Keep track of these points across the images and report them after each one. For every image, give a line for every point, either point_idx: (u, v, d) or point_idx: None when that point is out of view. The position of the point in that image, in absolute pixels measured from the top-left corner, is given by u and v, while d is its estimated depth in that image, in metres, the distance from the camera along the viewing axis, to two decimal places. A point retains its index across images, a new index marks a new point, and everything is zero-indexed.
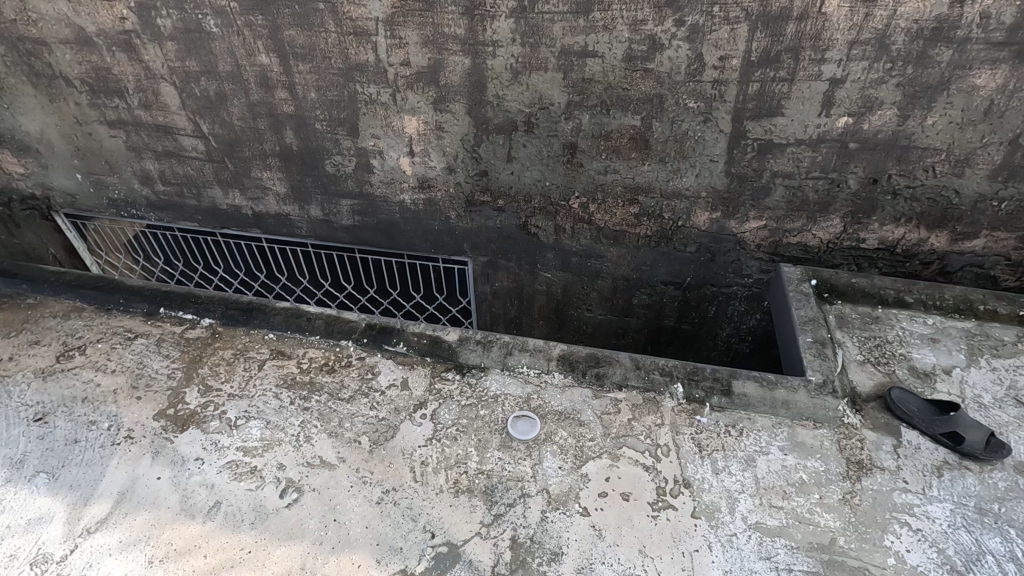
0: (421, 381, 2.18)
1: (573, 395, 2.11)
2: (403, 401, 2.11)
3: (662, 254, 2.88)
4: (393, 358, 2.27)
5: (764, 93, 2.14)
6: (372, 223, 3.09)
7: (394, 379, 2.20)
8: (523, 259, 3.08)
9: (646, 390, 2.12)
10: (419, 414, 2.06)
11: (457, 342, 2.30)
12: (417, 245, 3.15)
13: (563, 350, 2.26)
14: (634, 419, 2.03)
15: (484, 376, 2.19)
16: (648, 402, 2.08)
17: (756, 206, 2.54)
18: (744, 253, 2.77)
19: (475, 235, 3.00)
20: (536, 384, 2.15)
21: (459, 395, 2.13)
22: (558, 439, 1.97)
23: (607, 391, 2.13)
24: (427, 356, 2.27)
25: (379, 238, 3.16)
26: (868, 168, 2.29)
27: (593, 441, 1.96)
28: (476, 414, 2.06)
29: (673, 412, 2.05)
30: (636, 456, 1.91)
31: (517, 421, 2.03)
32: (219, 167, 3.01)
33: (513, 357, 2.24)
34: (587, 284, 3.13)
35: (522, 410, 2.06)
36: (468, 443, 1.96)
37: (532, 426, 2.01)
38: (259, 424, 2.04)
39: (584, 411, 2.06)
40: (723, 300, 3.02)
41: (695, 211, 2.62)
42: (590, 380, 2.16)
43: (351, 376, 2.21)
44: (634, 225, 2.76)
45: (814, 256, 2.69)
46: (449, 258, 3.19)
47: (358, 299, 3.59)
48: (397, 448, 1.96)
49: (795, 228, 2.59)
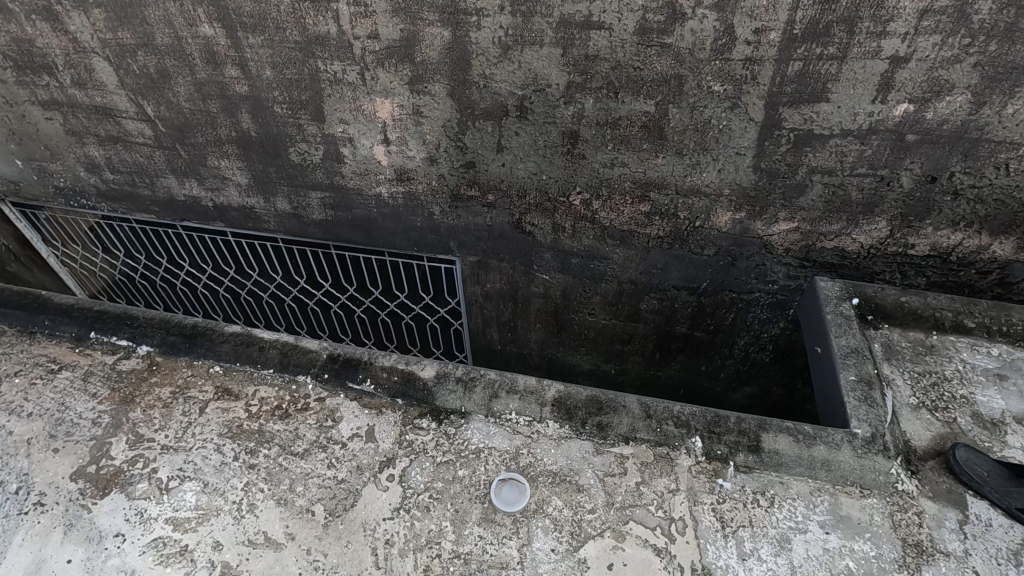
0: (390, 431, 1.83)
1: (569, 450, 1.72)
2: (369, 458, 1.77)
3: (675, 257, 2.48)
4: (358, 399, 1.92)
5: (808, 74, 1.69)
6: (345, 219, 2.68)
7: (359, 425, 1.85)
8: (517, 261, 2.69)
9: (657, 443, 1.70)
10: (387, 476, 1.71)
11: (433, 380, 1.94)
12: (398, 244, 2.75)
13: (558, 391, 1.87)
14: (644, 483, 1.62)
15: (464, 424, 1.83)
16: (660, 461, 1.66)
17: (788, 206, 2.12)
18: (771, 258, 2.37)
19: (461, 233, 2.61)
20: (527, 435, 1.77)
21: (434, 449, 1.77)
22: (551, 513, 1.59)
23: (611, 445, 1.72)
24: (399, 398, 1.91)
25: (355, 235, 2.76)
26: (927, 164, 1.86)
27: (593, 514, 1.57)
28: (453, 476, 1.70)
29: (690, 473, 1.62)
30: (648, 537, 1.51)
31: (501, 489, 1.66)
32: (170, 155, 2.58)
33: (499, 401, 1.86)
34: (588, 288, 2.75)
35: (511, 473, 1.69)
36: (444, 517, 1.61)
37: (520, 500, 1.63)
38: (194, 487, 1.71)
39: (583, 471, 1.67)
40: (743, 307, 2.64)
41: (715, 211, 2.21)
42: (590, 430, 1.76)
43: (307, 423, 1.87)
44: (643, 226, 2.36)
45: (851, 263, 2.29)
46: (433, 258, 2.80)
47: (337, 297, 3.22)
48: (358, 522, 1.62)
49: (832, 232, 2.18)
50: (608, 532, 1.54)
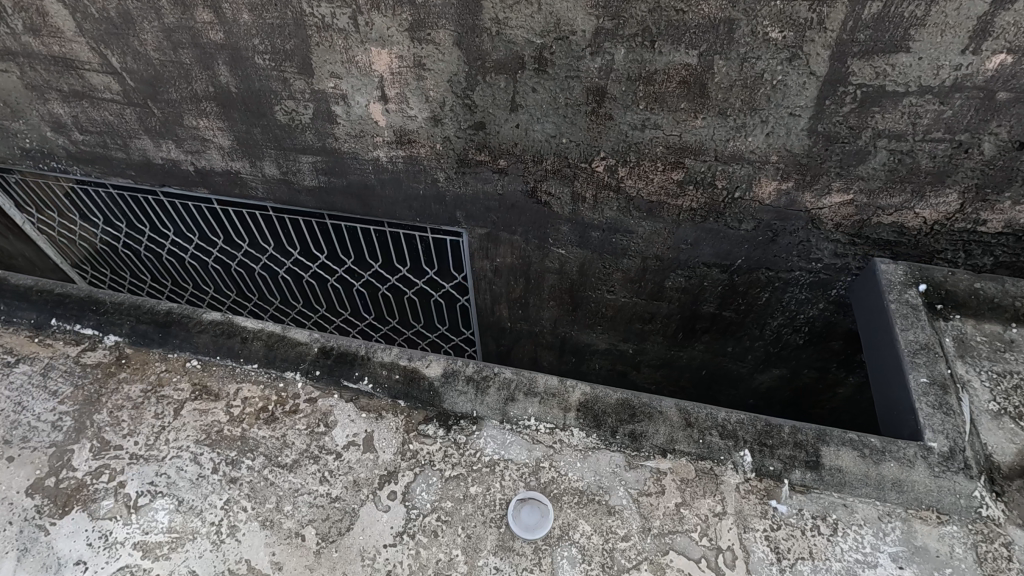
0: (391, 439, 1.46)
1: (597, 464, 1.36)
2: (364, 472, 1.41)
3: (708, 232, 2.07)
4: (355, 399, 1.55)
5: (887, 17, 1.31)
6: (339, 186, 2.29)
7: (356, 430, 1.49)
8: (531, 234, 2.29)
9: (700, 456, 1.34)
10: (382, 492, 1.37)
11: (440, 379, 1.55)
12: (398, 214, 2.36)
13: (583, 395, 1.47)
14: (690, 506, 1.28)
15: (476, 432, 1.46)
16: (700, 478, 1.31)
17: (843, 175, 1.71)
18: (817, 234, 1.96)
19: (468, 205, 2.23)
20: (550, 445, 1.41)
21: (444, 461, 1.41)
22: (578, 542, 1.26)
23: (644, 458, 1.36)
24: (401, 398, 1.54)
25: (353, 204, 2.38)
26: (1017, 127, 1.47)
27: (625, 544, 1.24)
28: (463, 493, 1.35)
29: (738, 493, 1.27)
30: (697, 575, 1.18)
31: (519, 512, 1.30)
32: (142, 113, 2.20)
33: (517, 405, 1.48)
34: (609, 264, 2.36)
35: (534, 492, 1.33)
36: (452, 544, 1.28)
37: (542, 531, 1.27)
38: (168, 504, 1.36)
39: (614, 491, 1.32)
40: (780, 285, 2.23)
41: (760, 180, 1.79)
42: (622, 441, 1.39)
43: (297, 428, 1.50)
44: (675, 196, 1.96)
45: (908, 240, 1.88)
46: (437, 229, 2.42)
47: (334, 270, 2.86)
48: (351, 547, 1.29)
49: (892, 206, 1.77)
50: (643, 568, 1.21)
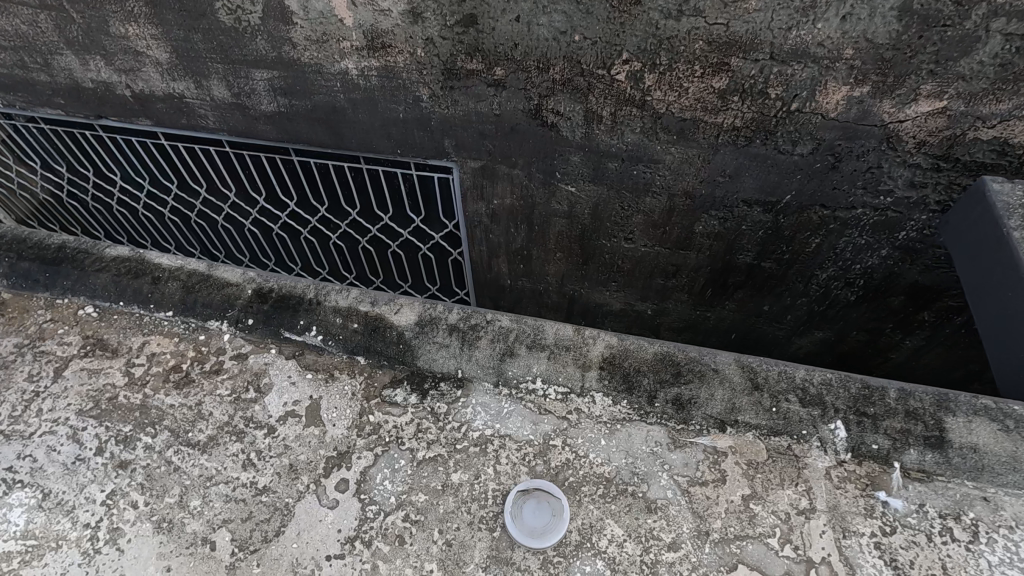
0: (345, 407, 1.18)
1: (630, 443, 1.11)
2: (300, 456, 1.11)
3: (753, 159, 1.40)
4: (304, 354, 1.26)
5: None
6: (306, 111, 1.58)
7: (298, 396, 1.20)
8: (534, 165, 1.61)
9: (773, 431, 1.11)
10: (327, 479, 1.08)
11: (412, 329, 1.26)
12: (378, 147, 1.67)
13: (605, 351, 1.20)
14: (761, 503, 1.03)
15: (461, 397, 1.19)
16: (773, 460, 1.08)
17: (939, 73, 1.10)
18: (892, 156, 1.30)
19: (457, 133, 1.55)
20: (561, 418, 1.15)
21: (417, 437, 1.13)
22: (590, 544, 0.99)
23: (697, 433, 1.12)
24: (361, 354, 1.26)
25: (328, 135, 1.67)
26: None
27: (659, 544, 0.99)
28: (426, 484, 1.07)
29: (829, 481, 1.05)
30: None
31: (522, 509, 1.02)
32: (59, 19, 1.50)
33: (518, 361, 1.21)
34: (629, 204, 1.66)
35: (542, 484, 1.05)
36: (422, 549, 1.00)
37: (549, 537, 0.99)
38: (29, 498, 1.08)
39: (654, 480, 1.06)
40: (835, 232, 1.57)
41: (824, 84, 1.17)
42: (670, 412, 1.14)
43: (218, 394, 1.21)
44: (713, 112, 1.30)
45: (1012, 163, 1.25)
46: (428, 166, 1.76)
47: (305, 220, 2.23)
48: (290, 540, 1.01)
49: (1003, 115, 1.15)
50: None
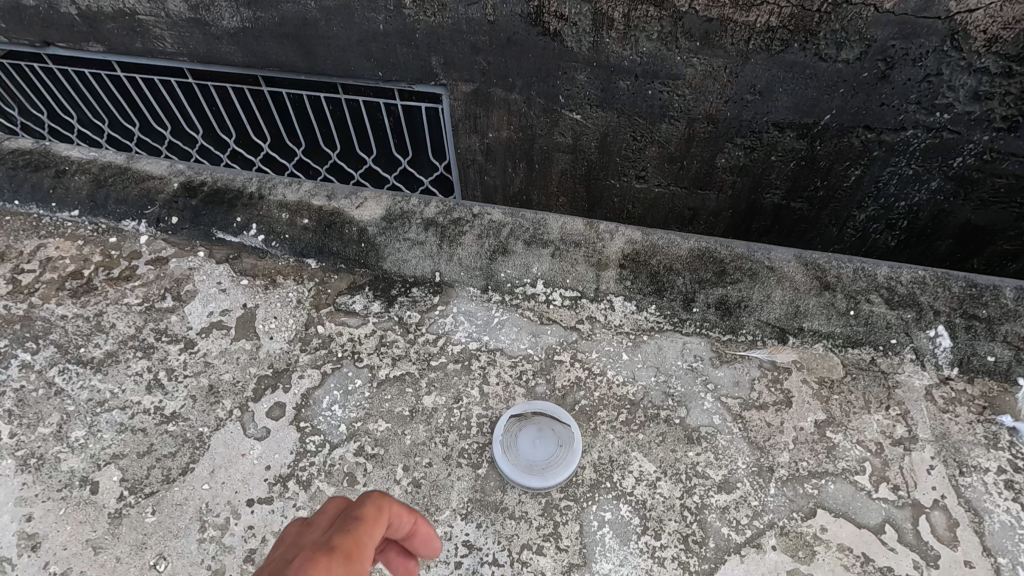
0: (287, 317, 0.91)
1: (662, 358, 0.84)
2: (223, 375, 0.84)
3: (787, 70, 1.07)
4: (240, 258, 0.99)
5: None
6: (269, 24, 1.19)
7: (228, 305, 0.93)
8: (532, 86, 1.22)
9: (852, 342, 0.83)
10: (256, 404, 0.81)
11: (378, 226, 0.98)
12: (357, 71, 1.26)
13: (626, 247, 0.92)
14: (843, 431, 0.76)
15: (438, 305, 0.91)
16: (854, 377, 0.81)
17: None
18: (955, 58, 1.00)
19: (446, 44, 1.16)
20: (571, 330, 0.87)
21: (380, 353, 0.86)
22: (607, 483, 0.72)
23: (749, 346, 0.84)
24: (313, 257, 0.98)
25: (292, 57, 1.26)
26: None
27: (703, 483, 0.72)
28: (388, 409, 0.80)
29: (932, 404, 0.78)
30: (832, 537, 0.67)
31: (516, 438, 0.75)
32: None
33: (512, 262, 0.93)
34: (643, 132, 1.26)
35: (544, 407, 0.77)
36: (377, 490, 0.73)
37: (553, 474, 0.72)
38: None
39: (695, 403, 0.79)
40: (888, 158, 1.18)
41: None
42: (712, 319, 0.86)
43: (124, 303, 0.94)
44: (745, 7, 0.99)
45: None
46: (421, 95, 1.37)
47: (278, 165, 1.75)
48: (199, 480, 0.74)
49: None
50: (752, 529, 0.68)
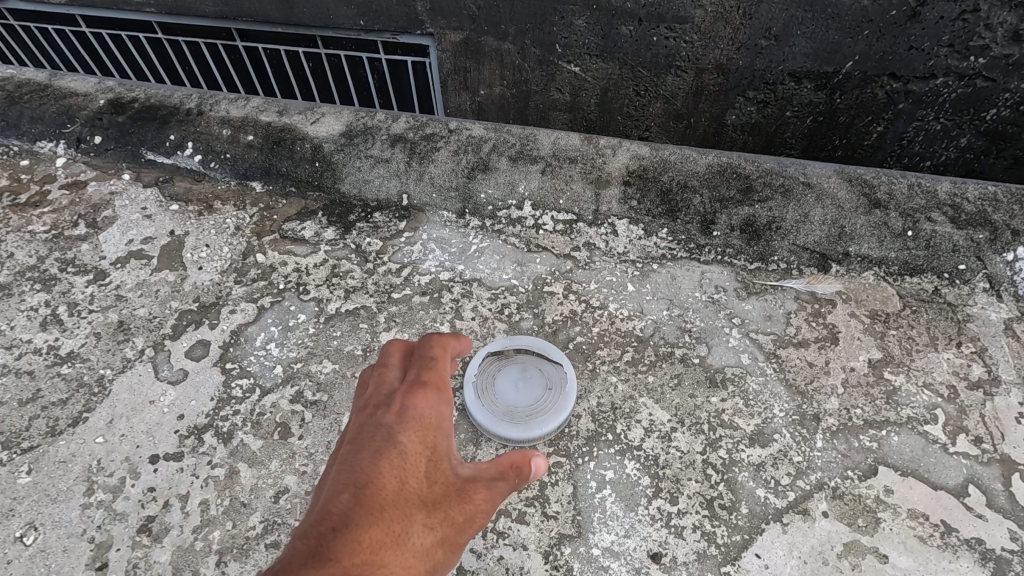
0: (221, 245, 0.75)
1: (676, 290, 0.68)
2: (137, 310, 0.69)
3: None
4: (171, 182, 0.83)
5: None
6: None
7: (152, 232, 0.77)
8: (525, 32, 0.91)
9: (909, 269, 0.68)
10: (173, 342, 0.65)
11: (336, 142, 0.82)
12: (339, 22, 0.97)
13: (631, 163, 0.76)
14: (904, 372, 0.60)
15: (405, 231, 0.76)
16: (914, 310, 0.65)
17: None
18: None
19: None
20: (564, 258, 0.72)
21: (331, 284, 0.70)
22: (609, 434, 0.56)
23: (784, 277, 0.69)
24: (258, 179, 0.83)
25: (265, 6, 0.98)
26: None
27: (730, 435, 0.56)
28: (336, 349, 0.65)
29: (1014, 340, 0.63)
30: (900, 502, 0.52)
31: (493, 379, 0.59)
32: None
33: (495, 181, 0.77)
34: (646, 86, 0.93)
35: (530, 342, 0.62)
36: (315, 444, 0.57)
37: (538, 423, 0.56)
38: None
39: (717, 339, 0.64)
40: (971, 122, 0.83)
41: None
42: (737, 245, 0.71)
43: (28, 230, 0.78)
44: None
45: None
46: (398, 48, 1.01)
47: None
48: (93, 433, 0.59)
49: None
50: (796, 491, 0.53)
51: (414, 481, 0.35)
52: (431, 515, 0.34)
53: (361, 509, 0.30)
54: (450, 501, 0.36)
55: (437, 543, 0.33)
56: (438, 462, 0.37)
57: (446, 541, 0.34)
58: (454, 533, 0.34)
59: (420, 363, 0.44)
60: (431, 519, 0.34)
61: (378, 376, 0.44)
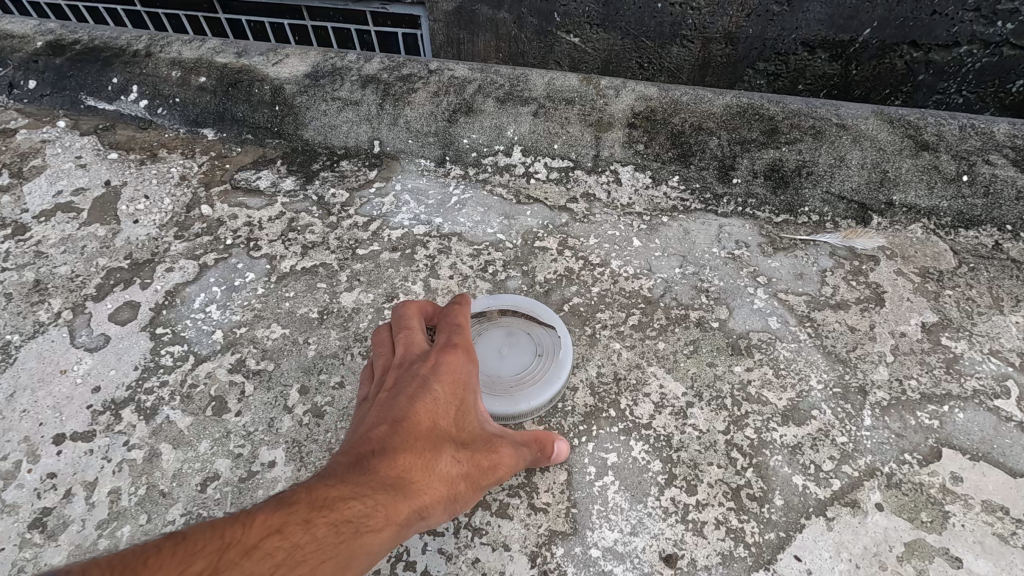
0: (162, 197, 0.65)
1: (690, 246, 0.58)
2: (58, 267, 0.58)
3: None
4: (114, 130, 0.74)
5: None
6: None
7: (84, 183, 0.67)
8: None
9: (962, 222, 0.58)
10: (95, 304, 0.55)
11: (298, 84, 0.72)
12: None
13: (637, 104, 0.65)
14: (965, 338, 0.50)
15: (377, 181, 0.66)
16: (972, 268, 0.55)
17: None
18: None
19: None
20: (559, 212, 0.62)
21: (287, 238, 0.60)
22: (610, 411, 0.46)
23: (816, 231, 0.59)
24: (215, 126, 0.73)
25: None
26: None
27: (759, 412, 0.46)
28: (288, 312, 0.54)
29: None
30: (972, 492, 0.42)
31: (471, 343, 0.49)
32: None
33: (480, 124, 0.67)
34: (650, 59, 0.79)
35: (518, 302, 0.52)
36: (255, 422, 0.47)
37: (524, 394, 0.46)
38: None
39: (739, 301, 0.54)
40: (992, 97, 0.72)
41: None
42: (760, 194, 0.61)
43: None
44: None
45: None
46: (388, 19, 0.88)
47: None
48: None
49: None
50: (843, 479, 0.43)
51: (446, 426, 0.39)
52: (458, 453, 0.38)
53: (394, 444, 0.36)
54: (480, 444, 0.40)
55: (460, 481, 0.38)
56: (469, 408, 0.41)
57: (470, 480, 0.38)
58: (479, 473, 0.39)
59: (448, 328, 0.44)
60: (458, 457, 0.38)
61: (406, 339, 0.44)
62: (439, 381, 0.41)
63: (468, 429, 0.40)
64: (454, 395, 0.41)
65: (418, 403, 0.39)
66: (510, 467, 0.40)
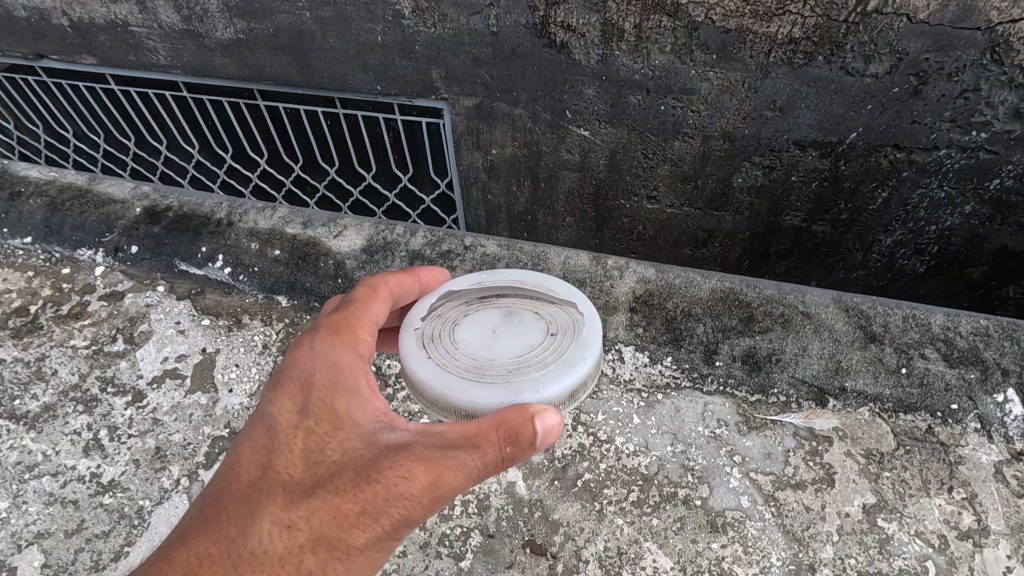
0: (250, 365, 0.80)
1: (679, 424, 0.72)
2: (172, 435, 0.73)
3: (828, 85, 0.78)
4: (204, 293, 0.89)
5: None
6: (264, 37, 0.88)
7: (185, 349, 0.82)
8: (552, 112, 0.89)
9: (903, 406, 0.71)
10: (206, 472, 0.70)
11: (357, 260, 0.87)
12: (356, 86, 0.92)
13: (638, 287, 0.80)
14: (896, 519, 0.64)
15: None
16: (908, 450, 0.69)
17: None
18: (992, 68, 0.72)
19: (447, 56, 0.84)
20: None
21: None
22: None
23: (782, 410, 0.72)
24: (288, 292, 0.88)
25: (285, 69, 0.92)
26: None
27: None
28: None
29: (1004, 486, 0.66)
30: None
31: (468, 335, 0.53)
32: None
33: None
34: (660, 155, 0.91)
35: (516, 287, 0.56)
36: None
37: (529, 380, 0.48)
38: None
39: (718, 479, 0.67)
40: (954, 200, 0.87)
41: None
42: (738, 375, 0.75)
43: (72, 345, 0.83)
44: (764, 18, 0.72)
45: None
46: (413, 110, 0.96)
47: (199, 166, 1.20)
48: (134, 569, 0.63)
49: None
50: None
51: (291, 471, 0.43)
52: (296, 512, 0.41)
53: (222, 510, 0.43)
54: (342, 482, 0.41)
55: (303, 540, 0.40)
56: (329, 438, 0.43)
57: (327, 529, 0.40)
58: (335, 519, 0.40)
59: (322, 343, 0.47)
60: (299, 513, 0.41)
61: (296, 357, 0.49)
62: (289, 422, 0.44)
63: (333, 457, 0.42)
64: (308, 435, 0.44)
65: (260, 458, 0.44)
66: (385, 500, 0.40)
